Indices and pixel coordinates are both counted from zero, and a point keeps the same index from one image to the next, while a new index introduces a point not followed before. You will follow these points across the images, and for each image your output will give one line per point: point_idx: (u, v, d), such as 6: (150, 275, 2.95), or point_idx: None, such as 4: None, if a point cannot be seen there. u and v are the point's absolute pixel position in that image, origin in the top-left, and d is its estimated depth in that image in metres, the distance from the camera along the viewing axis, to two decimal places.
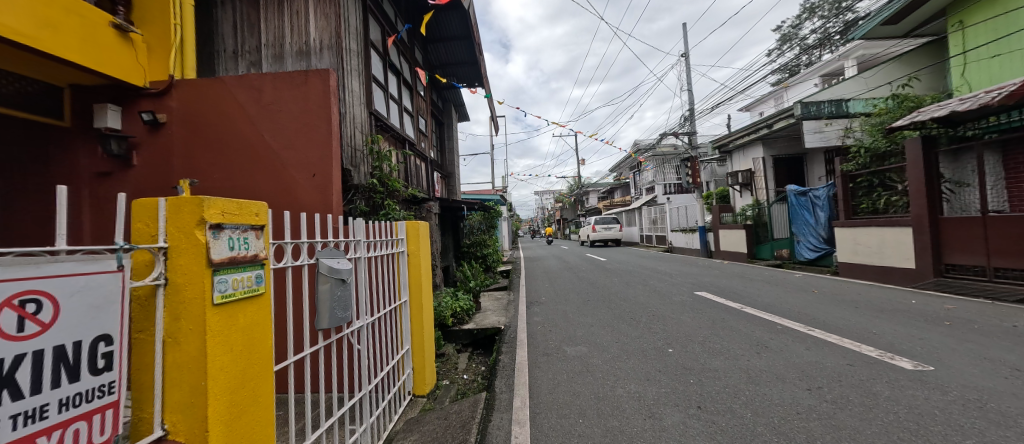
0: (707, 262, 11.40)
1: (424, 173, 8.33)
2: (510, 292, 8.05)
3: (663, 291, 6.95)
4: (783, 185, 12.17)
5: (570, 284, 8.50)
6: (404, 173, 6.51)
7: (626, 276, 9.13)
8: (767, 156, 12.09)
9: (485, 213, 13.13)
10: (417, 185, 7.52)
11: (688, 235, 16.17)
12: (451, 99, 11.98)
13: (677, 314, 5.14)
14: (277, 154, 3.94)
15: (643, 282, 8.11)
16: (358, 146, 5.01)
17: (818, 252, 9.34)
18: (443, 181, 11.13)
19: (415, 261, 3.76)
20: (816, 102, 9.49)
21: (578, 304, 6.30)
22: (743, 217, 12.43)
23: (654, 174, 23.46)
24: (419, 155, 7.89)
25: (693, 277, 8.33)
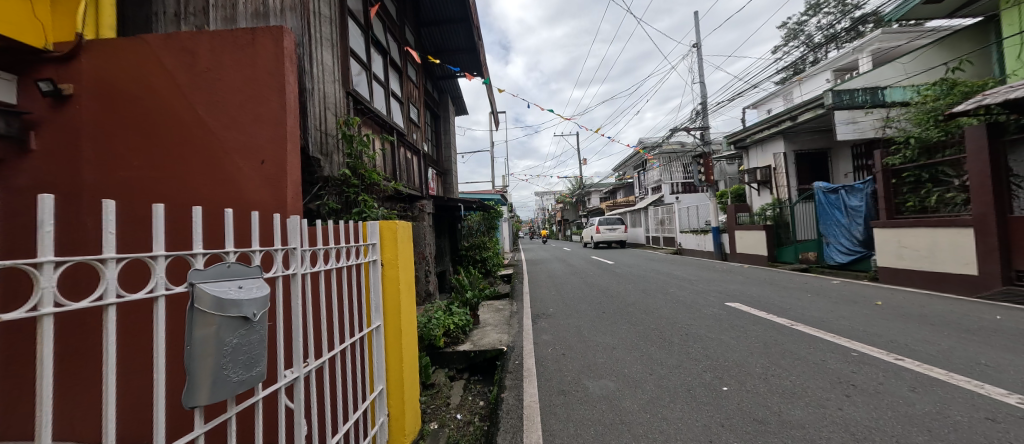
0: (725, 266, 10.52)
1: (415, 168, 7.51)
2: (513, 302, 7.13)
3: (688, 301, 6.06)
4: (805, 183, 11.30)
5: (579, 292, 7.61)
6: (389, 166, 5.63)
7: (641, 282, 8.25)
8: (788, 151, 11.22)
9: (485, 213, 12.24)
10: (407, 182, 6.67)
11: (699, 237, 15.29)
12: (448, 90, 11.12)
13: (716, 333, 4.26)
14: (216, 135, 3.05)
15: (662, 290, 7.22)
16: (329, 130, 4.11)
17: (852, 255, 8.44)
18: (439, 178, 10.28)
19: (392, 273, 2.85)
20: (850, 90, 8.63)
21: (593, 318, 5.43)
22: (762, 217, 11.55)
23: (660, 172, 22.58)
24: (410, 148, 7.05)
25: (718, 285, 7.45)
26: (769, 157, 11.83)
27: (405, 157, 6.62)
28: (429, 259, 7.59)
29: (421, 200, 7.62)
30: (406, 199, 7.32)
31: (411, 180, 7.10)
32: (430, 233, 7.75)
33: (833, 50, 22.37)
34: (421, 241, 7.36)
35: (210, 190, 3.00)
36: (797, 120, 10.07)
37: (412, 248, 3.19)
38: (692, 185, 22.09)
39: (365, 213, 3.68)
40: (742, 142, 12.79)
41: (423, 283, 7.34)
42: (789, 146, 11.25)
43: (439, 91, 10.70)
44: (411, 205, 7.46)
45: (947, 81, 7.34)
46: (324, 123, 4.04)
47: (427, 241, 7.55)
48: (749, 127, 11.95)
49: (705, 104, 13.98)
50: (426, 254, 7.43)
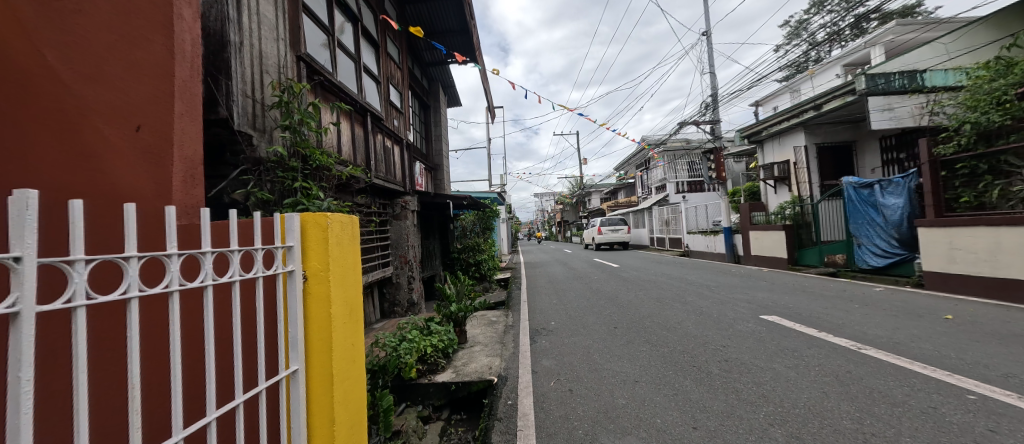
0: (742, 270, 9.58)
1: (396, 159, 6.58)
2: (508, 313, 6.19)
3: (715, 313, 5.12)
4: (827, 179, 10.41)
5: (584, 301, 6.68)
6: (352, 150, 4.75)
7: (653, 289, 7.35)
8: (809, 144, 10.33)
9: (479, 212, 11.31)
10: (382, 176, 5.72)
11: (709, 238, 14.37)
12: (439, 78, 10.23)
13: (765, 361, 3.33)
14: (59, 86, 1.88)
15: (679, 299, 6.28)
16: (260, 96, 3.13)
17: (889, 258, 7.55)
18: (428, 173, 9.35)
19: (319, 289, 1.91)
20: (884, 74, 7.74)
21: (604, 335, 4.50)
22: (780, 216, 10.66)
23: (664, 171, 21.69)
24: (388, 135, 6.12)
25: (743, 293, 6.51)
26: (787, 151, 10.90)
27: (378, 143, 5.70)
28: (414, 262, 6.69)
29: (403, 195, 6.69)
30: (385, 195, 6.39)
31: (390, 172, 6.16)
32: (413, 233, 6.83)
33: (844, 44, 21.52)
34: (402, 242, 6.46)
35: (60, 169, 1.85)
36: (821, 110, 9.17)
37: (357, 252, 2.24)
38: (697, 184, 21.21)
39: (306, 204, 2.69)
40: (757, 137, 11.86)
41: (405, 290, 6.42)
42: (810, 139, 10.37)
43: (428, 79, 9.82)
44: (393, 201, 6.52)
45: (1003, 59, 6.37)
46: (255, 88, 3.08)
47: (410, 240, 6.65)
48: (766, 119, 11.03)
49: (715, 95, 13.07)
50: (409, 258, 6.52)
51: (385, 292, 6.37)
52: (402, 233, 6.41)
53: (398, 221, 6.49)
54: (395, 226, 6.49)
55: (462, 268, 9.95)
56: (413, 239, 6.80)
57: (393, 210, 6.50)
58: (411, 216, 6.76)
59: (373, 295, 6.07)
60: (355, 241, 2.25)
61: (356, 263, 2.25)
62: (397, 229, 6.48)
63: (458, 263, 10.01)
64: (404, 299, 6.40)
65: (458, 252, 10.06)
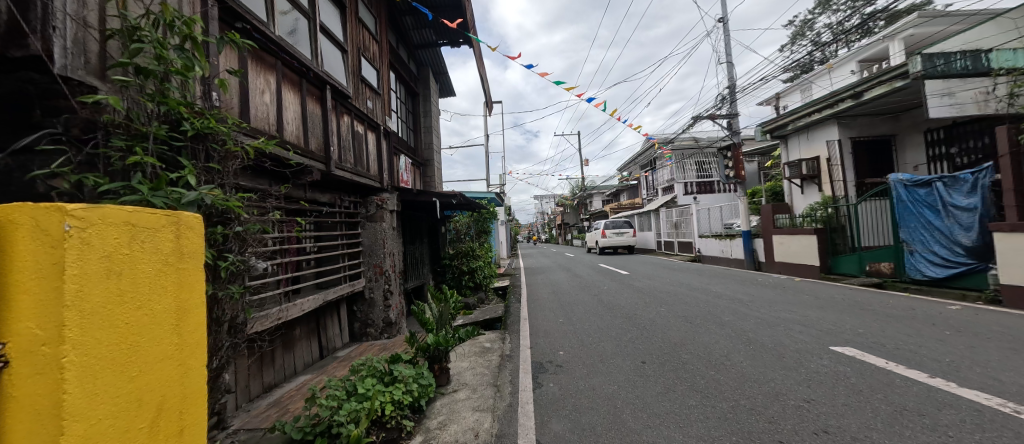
0: (771, 280, 8.46)
1: (372, 148, 5.46)
2: (505, 336, 5.05)
3: (768, 342, 4.02)
4: (863, 177, 9.31)
5: (596, 319, 5.57)
6: (297, 128, 3.65)
7: (676, 305, 6.22)
8: (843, 138, 9.25)
9: (475, 213, 10.19)
10: (347, 166, 4.58)
11: (724, 242, 13.27)
12: (428, 63, 9.11)
13: (890, 435, 2.23)
14: None
15: (713, 318, 5.16)
16: (100, 21, 1.94)
17: (954, 268, 6.44)
18: (414, 168, 8.27)
19: (30, 390, 0.78)
20: (943, 54, 6.66)
21: (631, 376, 3.39)
22: (809, 219, 9.57)
23: (671, 171, 20.56)
24: (358, 118, 5.01)
25: (788, 311, 5.39)
26: (818, 146, 9.79)
27: (344, 127, 4.59)
28: (393, 273, 5.57)
29: (379, 192, 5.55)
30: (355, 191, 5.25)
31: (361, 163, 5.02)
32: (393, 239, 5.71)
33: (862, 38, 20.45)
34: (377, 250, 5.34)
35: None
36: (861, 98, 8.09)
37: (187, 283, 1.15)
38: (707, 185, 20.09)
39: (145, 192, 1.48)
40: (781, 131, 10.75)
41: (380, 308, 5.27)
42: (844, 132, 9.29)
43: (416, 63, 8.72)
44: (365, 199, 5.37)
45: None
46: (103, 13, 1.95)
47: (389, 245, 5.54)
48: (793, 112, 9.93)
49: (733, 86, 11.95)
50: (387, 268, 5.40)
51: (355, 310, 5.23)
52: (376, 237, 5.31)
53: (372, 224, 5.36)
54: (370, 229, 5.35)
55: (454, 277, 8.82)
56: (394, 244, 5.70)
57: (367, 210, 5.37)
58: (390, 218, 5.63)
59: (339, 312, 4.93)
60: (184, 262, 1.14)
61: (185, 302, 1.14)
62: (370, 233, 5.34)
63: (450, 271, 8.88)
64: (379, 319, 5.24)
65: (450, 259, 8.95)
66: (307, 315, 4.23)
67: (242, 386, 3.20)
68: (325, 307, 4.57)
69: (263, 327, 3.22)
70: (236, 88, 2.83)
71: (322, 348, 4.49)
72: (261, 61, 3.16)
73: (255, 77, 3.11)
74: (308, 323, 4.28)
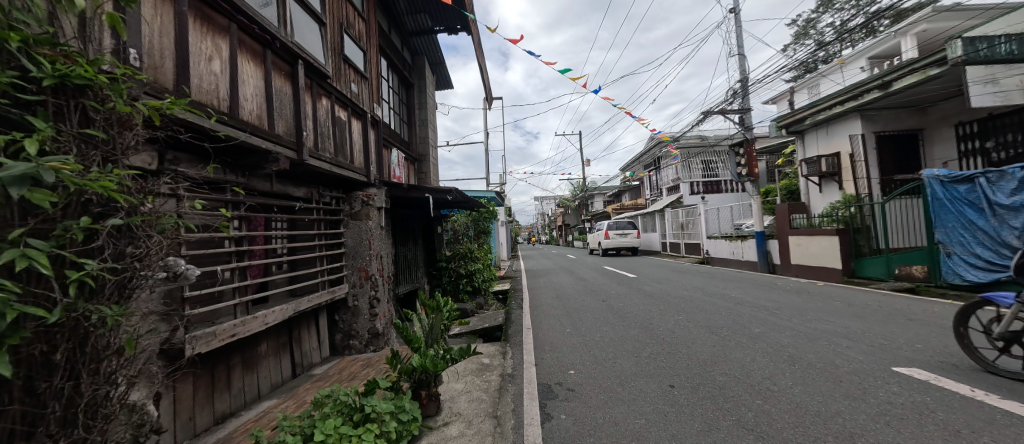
0: (792, 284, 7.85)
1: (357, 138, 4.87)
2: (507, 351, 4.45)
3: (816, 361, 3.43)
4: (888, 174, 8.71)
5: (608, 330, 4.96)
6: (257, 106, 3.05)
7: (695, 313, 5.62)
8: (867, 132, 8.67)
9: (473, 213, 9.61)
10: (326, 156, 4.00)
11: (735, 243, 12.68)
12: (424, 52, 8.53)
13: None
14: None
15: (741, 329, 4.57)
16: None
17: (1001, 272, 5.84)
18: (407, 164, 7.72)
19: None
20: (987, 37, 6.10)
21: (660, 407, 2.77)
22: (829, 219, 8.98)
23: (677, 170, 19.96)
24: (340, 102, 4.42)
25: (824, 321, 4.79)
26: (839, 142, 9.20)
27: (322, 111, 4.00)
28: (381, 277, 4.96)
29: (366, 187, 4.96)
30: (337, 185, 4.67)
31: (344, 154, 4.43)
32: (382, 239, 5.11)
33: (872, 34, 19.91)
34: (363, 252, 4.73)
35: None
36: (890, 88, 7.51)
37: None
38: (713, 184, 19.49)
39: None
40: (798, 126, 10.16)
41: (365, 318, 4.65)
42: (867, 126, 8.70)
43: (411, 51, 8.14)
44: (349, 195, 4.78)
45: None
46: None
47: (377, 246, 4.94)
48: (811, 105, 9.34)
49: (746, 80, 11.36)
50: (373, 273, 4.78)
51: (337, 320, 4.63)
52: (361, 237, 4.71)
53: (356, 222, 4.75)
54: (354, 228, 4.74)
55: (450, 281, 8.22)
56: (382, 246, 5.10)
57: (352, 207, 4.76)
58: (378, 217, 5.02)
59: (317, 323, 4.34)
60: None
61: None
62: (355, 234, 4.74)
63: (446, 274, 8.28)
64: (363, 330, 4.62)
65: (446, 261, 8.34)
66: (276, 328, 3.64)
67: (183, 420, 2.60)
68: (299, 317, 3.98)
69: (209, 347, 2.62)
70: (155, 43, 2.22)
71: (295, 365, 3.89)
72: (202, 19, 2.56)
73: (196, 37, 2.51)
74: (277, 337, 3.68)
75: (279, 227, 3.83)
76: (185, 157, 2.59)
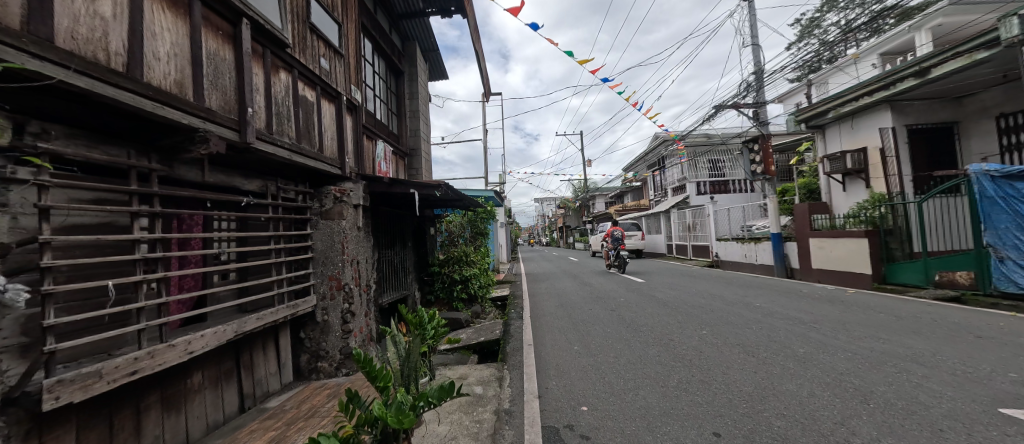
0: (819, 291, 7.16)
1: (329, 124, 4.17)
2: (504, 376, 3.72)
3: (896, 398, 2.70)
4: (921, 171, 8.01)
5: (624, 348, 4.25)
6: (175, 67, 2.33)
7: (720, 326, 4.92)
8: (898, 125, 7.97)
9: (470, 213, 8.92)
10: (284, 141, 3.30)
11: (748, 246, 11.98)
12: (416, 38, 7.83)
13: None
14: None
15: (782, 350, 3.84)
16: None
17: None
18: (396, 158, 7.04)
19: None
20: None
21: None
22: (856, 220, 8.30)
23: (682, 170, 19.25)
24: (305, 80, 3.71)
25: (879, 339, 4.06)
26: (866, 136, 8.48)
27: (278, 87, 3.29)
28: (357, 287, 4.23)
29: (340, 181, 4.24)
30: (304, 178, 3.96)
31: (311, 141, 3.74)
32: (359, 243, 4.39)
33: (885, 29, 19.25)
34: (335, 258, 4.00)
35: None
36: (928, 75, 6.83)
37: None
38: (721, 185, 18.81)
39: None
40: (818, 119, 9.47)
41: (336, 336, 3.91)
42: (899, 119, 7.98)
43: (401, 36, 7.44)
44: (318, 190, 4.07)
45: None
46: None
47: (353, 251, 4.21)
48: (835, 95, 8.64)
49: (761, 72, 10.67)
50: (347, 282, 4.06)
51: (302, 338, 3.90)
52: (332, 239, 4.00)
53: (326, 222, 4.04)
54: (325, 230, 4.02)
55: (443, 287, 7.51)
56: (359, 251, 4.37)
57: (322, 205, 4.04)
58: (354, 217, 4.29)
59: (275, 343, 3.61)
60: None
61: None
62: (325, 236, 4.01)
63: (438, 279, 7.57)
64: (333, 350, 3.89)
65: (439, 265, 7.64)
66: (214, 353, 2.91)
67: None
68: (250, 337, 3.27)
69: (89, 393, 1.86)
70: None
71: (243, 396, 3.18)
72: None
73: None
74: (217, 365, 2.96)
75: (223, 228, 3.11)
76: (59, 129, 1.87)
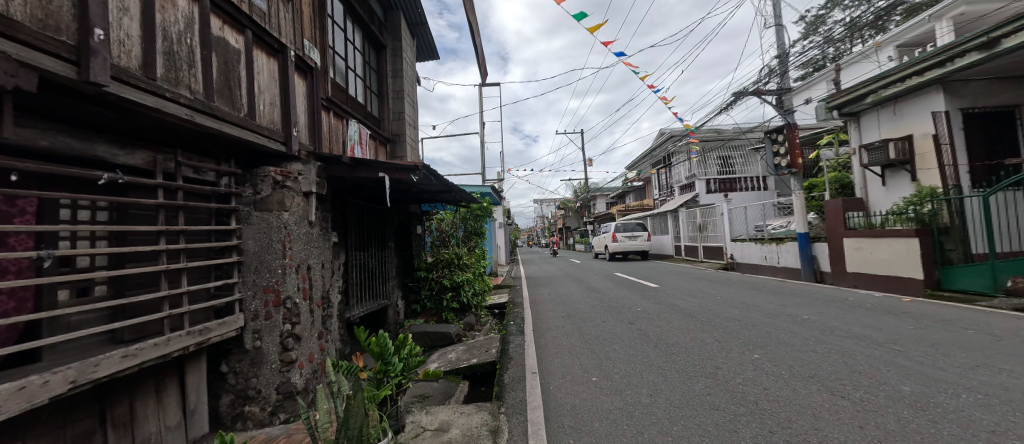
0: (869, 300, 6.16)
1: (270, 84, 3.14)
2: (500, 429, 2.66)
3: None
4: (977, 161, 7.06)
5: (659, 382, 3.22)
6: None
7: (773, 348, 3.91)
8: (952, 109, 6.98)
9: (465, 210, 7.89)
10: (179, 94, 2.26)
11: (769, 247, 10.98)
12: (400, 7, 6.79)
13: None
14: None
15: (879, 389, 2.82)
16: None
17: None
18: (375, 144, 6.02)
19: None
20: None
21: None
22: (901, 217, 7.31)
23: (691, 167, 18.27)
24: (223, 16, 2.67)
25: (1002, 371, 3.03)
26: (911, 123, 7.54)
27: (167, 15, 2.24)
28: (306, 301, 3.18)
29: (285, 161, 3.22)
30: (230, 154, 2.91)
31: (233, 102, 2.71)
32: (311, 244, 3.33)
33: (902, 19, 18.28)
34: (272, 263, 2.94)
35: None
36: (997, 47, 5.83)
37: None
38: (731, 182, 17.84)
39: None
40: (853, 105, 8.47)
41: (271, 370, 2.86)
42: (953, 102, 7.01)
43: (382, 4, 6.41)
44: (252, 171, 3.03)
45: None
46: None
47: (299, 253, 3.16)
48: (879, 76, 7.63)
49: (786, 54, 9.67)
50: (290, 296, 3.01)
51: (224, 373, 2.84)
52: (264, 237, 2.95)
53: (262, 214, 2.96)
54: (258, 225, 2.95)
55: (431, 296, 6.47)
56: (310, 253, 3.31)
57: (256, 192, 2.98)
58: (301, 208, 3.22)
59: (179, 383, 2.56)
60: None
61: None
62: (258, 234, 2.95)
63: (425, 287, 6.52)
64: (266, 389, 2.84)
65: (427, 270, 6.59)
66: (52, 416, 1.84)
67: None
68: (128, 380, 2.23)
69: None
70: None
71: None
72: None
73: None
74: (61, 431, 1.89)
75: (84, 220, 2.13)
76: None
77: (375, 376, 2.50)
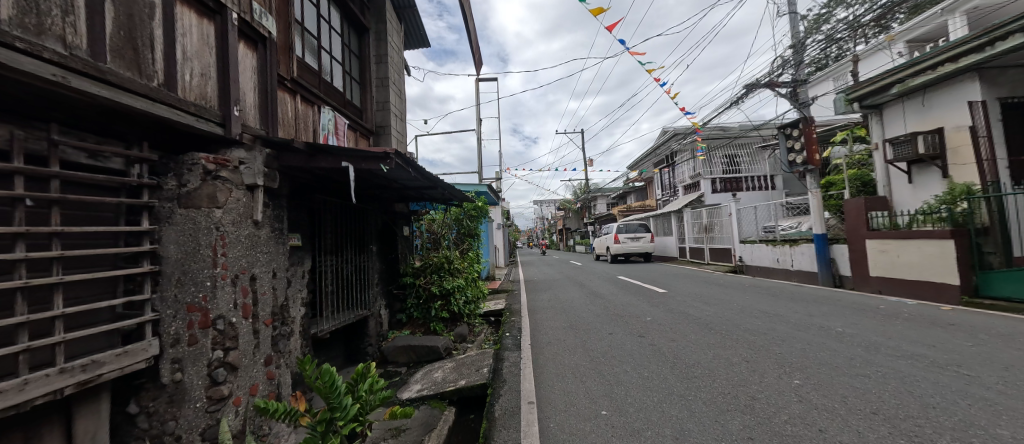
0: (904, 309, 5.55)
1: (201, 50, 2.53)
2: None
3: None
4: (1016, 155, 6.51)
5: (686, 419, 2.61)
6: None
7: (815, 371, 3.29)
8: (987, 99, 6.40)
9: (458, 210, 7.30)
10: (41, 46, 1.61)
11: (781, 249, 10.37)
12: None
13: None
14: None
15: (972, 435, 2.20)
16: None
17: None
18: (355, 136, 5.41)
19: None
20: None
21: None
22: (929, 217, 6.72)
23: (695, 165, 17.69)
24: None
25: None
26: (943, 114, 6.93)
27: None
28: (246, 321, 2.56)
29: (223, 147, 2.61)
30: (144, 134, 2.29)
31: (139, 68, 2.09)
32: (256, 249, 2.71)
33: (913, 14, 17.71)
34: (197, 275, 2.33)
35: None
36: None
37: None
38: (736, 182, 17.26)
39: None
40: (875, 97, 7.87)
41: (195, 409, 2.24)
42: (990, 90, 6.42)
43: None
44: (176, 157, 2.43)
45: None
46: None
47: (237, 261, 2.54)
48: (908, 63, 7.02)
49: (801, 44, 9.07)
50: (223, 316, 2.40)
51: (133, 415, 2.20)
52: (183, 239, 2.33)
53: (186, 211, 2.35)
54: (181, 225, 2.34)
55: (418, 304, 5.84)
56: (255, 260, 2.69)
57: (179, 183, 2.36)
58: (242, 204, 2.61)
59: (61, 435, 1.92)
60: None
61: None
62: (181, 237, 2.33)
63: (411, 294, 5.89)
64: (187, 436, 2.21)
65: (413, 275, 5.97)
66: None
67: None
68: None
69: None
70: None
71: None
72: None
73: None
74: None
75: None
76: None
77: (317, 427, 1.88)
